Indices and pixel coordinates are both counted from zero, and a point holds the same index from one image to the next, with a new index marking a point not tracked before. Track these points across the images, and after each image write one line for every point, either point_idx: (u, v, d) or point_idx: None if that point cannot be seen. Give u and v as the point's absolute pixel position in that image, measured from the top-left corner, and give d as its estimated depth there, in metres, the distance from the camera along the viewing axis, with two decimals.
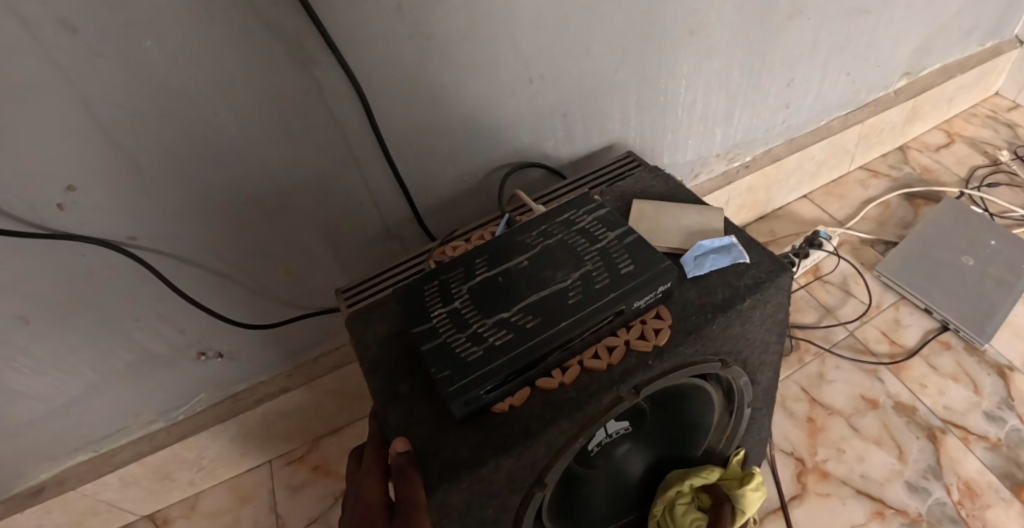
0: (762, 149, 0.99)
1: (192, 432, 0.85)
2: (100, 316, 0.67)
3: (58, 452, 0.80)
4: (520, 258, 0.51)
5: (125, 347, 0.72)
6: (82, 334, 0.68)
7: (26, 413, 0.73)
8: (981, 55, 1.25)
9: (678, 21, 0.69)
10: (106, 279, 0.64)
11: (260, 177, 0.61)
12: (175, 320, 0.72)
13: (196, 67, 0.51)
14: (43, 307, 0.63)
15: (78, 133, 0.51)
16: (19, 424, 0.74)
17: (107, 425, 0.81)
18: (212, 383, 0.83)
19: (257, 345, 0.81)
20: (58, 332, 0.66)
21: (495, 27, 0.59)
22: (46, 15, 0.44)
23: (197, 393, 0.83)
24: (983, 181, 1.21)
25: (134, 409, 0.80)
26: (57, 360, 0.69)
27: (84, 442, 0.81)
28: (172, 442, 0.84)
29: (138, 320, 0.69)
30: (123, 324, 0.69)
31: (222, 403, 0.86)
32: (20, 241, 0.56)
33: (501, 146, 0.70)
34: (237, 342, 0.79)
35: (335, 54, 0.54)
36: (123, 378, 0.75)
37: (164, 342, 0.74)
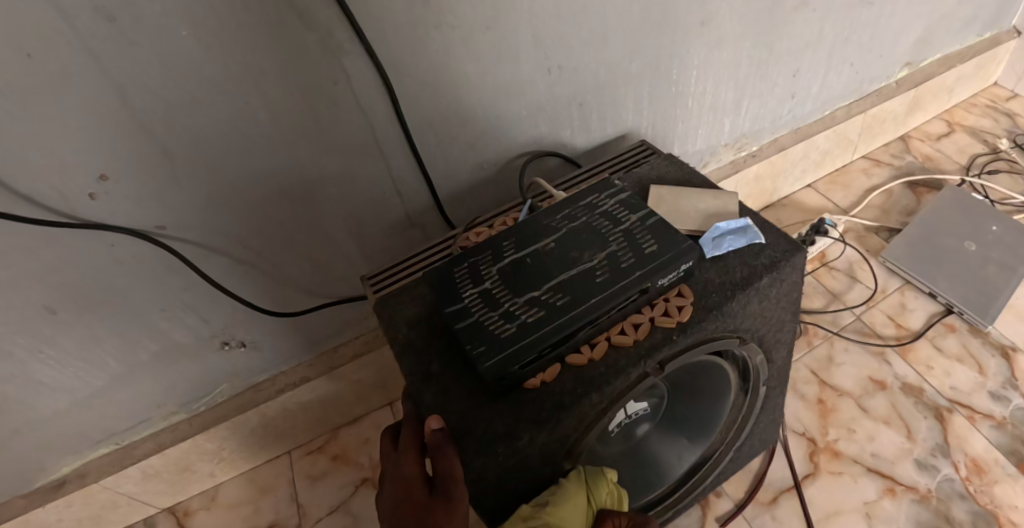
0: (768, 139, 1.01)
1: (213, 423, 0.86)
2: (129, 307, 0.69)
3: (81, 444, 0.81)
4: (546, 240, 0.53)
5: (150, 338, 0.73)
6: (109, 325, 0.69)
7: (51, 405, 0.74)
8: (980, 45, 1.28)
9: (691, 12, 0.71)
10: (136, 268, 0.65)
11: (288, 165, 0.63)
12: (200, 310, 0.73)
13: (228, 56, 0.52)
14: (72, 297, 0.64)
15: (112, 122, 0.52)
16: (44, 416, 0.75)
17: (130, 418, 0.82)
18: (233, 374, 0.85)
19: (279, 335, 0.83)
20: (86, 322, 0.68)
21: (516, 17, 0.61)
22: (87, 6, 0.45)
23: (218, 384, 0.85)
24: (984, 168, 1.23)
25: (157, 400, 0.82)
26: (84, 351, 0.70)
27: (107, 434, 0.82)
28: (193, 433, 0.85)
29: (164, 310, 0.71)
30: (148, 314, 0.71)
31: (243, 393, 0.87)
32: (52, 230, 0.58)
33: (520, 135, 0.72)
34: (259, 332, 0.81)
35: (362, 44, 0.56)
36: (147, 369, 0.77)
37: (190, 332, 0.75)
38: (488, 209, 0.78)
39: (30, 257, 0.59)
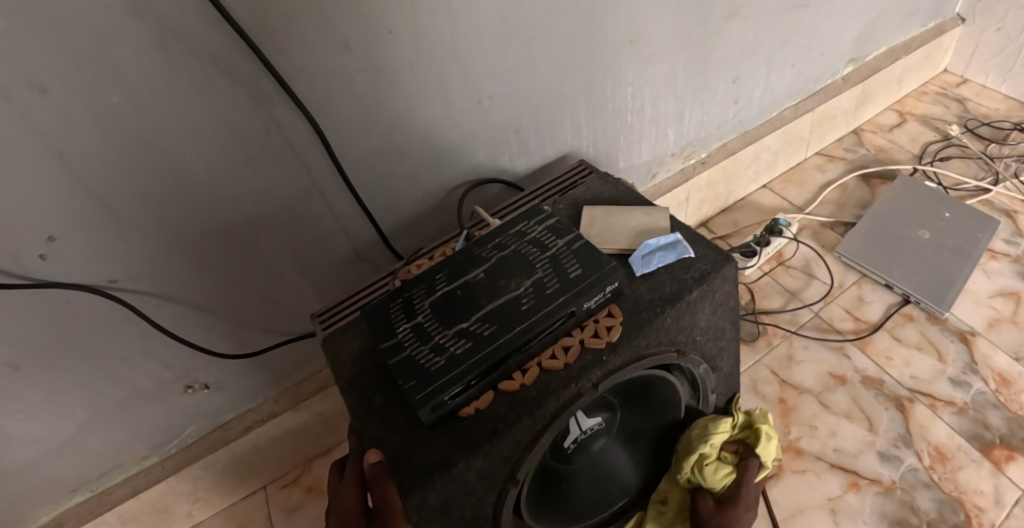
0: (716, 145, 1.03)
1: (185, 464, 0.86)
2: (86, 357, 0.69)
3: (56, 494, 0.82)
4: (476, 270, 0.55)
5: (113, 386, 0.74)
6: (69, 377, 0.70)
7: (20, 459, 0.74)
8: (925, 35, 1.34)
9: (620, 32, 0.74)
10: (93, 320, 0.66)
11: (230, 212, 0.64)
12: (160, 355, 0.74)
13: (160, 115, 0.54)
14: (29, 354, 0.65)
15: (54, 185, 0.54)
16: (12, 470, 0.75)
17: (102, 465, 0.82)
18: (201, 415, 0.85)
19: (241, 374, 0.84)
20: (45, 377, 0.68)
21: (443, 53, 0.63)
22: (17, 79, 0.46)
23: (187, 425, 0.85)
24: (936, 155, 1.28)
25: (126, 446, 0.82)
26: (47, 405, 0.71)
27: (82, 482, 0.83)
28: (166, 475, 0.86)
29: (125, 358, 0.72)
30: (110, 363, 0.71)
31: (213, 432, 0.88)
32: (3, 292, 0.58)
33: (460, 164, 0.73)
34: (222, 372, 0.81)
35: (289, 95, 0.57)
36: (113, 416, 0.77)
37: (152, 377, 0.76)
38: (435, 237, 0.79)
39: None
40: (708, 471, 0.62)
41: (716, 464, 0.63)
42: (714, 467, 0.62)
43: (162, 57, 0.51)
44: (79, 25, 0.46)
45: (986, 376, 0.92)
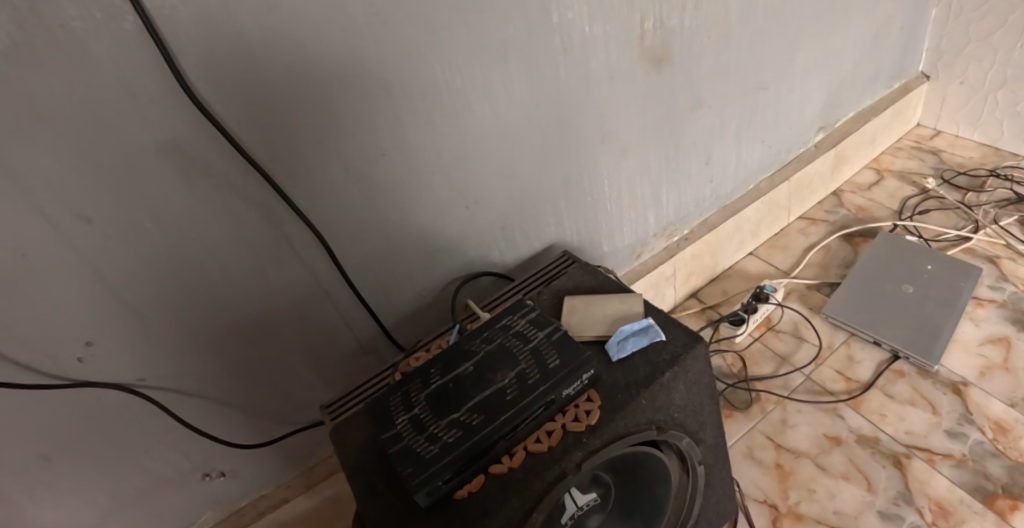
0: (698, 222, 1.10)
1: None
2: (114, 450, 0.75)
3: None
4: (467, 362, 0.60)
5: (137, 477, 0.79)
6: (97, 469, 0.75)
7: None
8: (892, 95, 1.43)
9: (591, 133, 0.83)
10: (122, 415, 0.72)
11: (245, 314, 0.72)
12: (181, 447, 0.80)
13: (186, 235, 0.62)
14: (63, 449, 0.71)
15: (94, 298, 0.62)
16: None
17: None
18: (217, 502, 0.90)
19: (255, 462, 0.89)
20: (75, 471, 0.74)
21: (431, 168, 0.71)
22: (69, 213, 0.55)
23: (202, 513, 0.90)
24: (916, 209, 1.33)
25: None
26: (74, 499, 0.76)
27: None
28: None
29: (149, 449, 0.77)
30: (135, 455, 0.77)
31: (227, 520, 0.92)
32: (44, 393, 0.65)
33: (453, 262, 0.80)
34: (237, 462, 0.87)
35: (297, 215, 0.65)
36: (136, 507, 0.82)
37: (172, 468, 0.81)
38: (433, 327, 0.85)
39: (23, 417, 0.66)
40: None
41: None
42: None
43: (190, 187, 0.60)
44: (121, 167, 0.56)
45: (982, 425, 0.93)
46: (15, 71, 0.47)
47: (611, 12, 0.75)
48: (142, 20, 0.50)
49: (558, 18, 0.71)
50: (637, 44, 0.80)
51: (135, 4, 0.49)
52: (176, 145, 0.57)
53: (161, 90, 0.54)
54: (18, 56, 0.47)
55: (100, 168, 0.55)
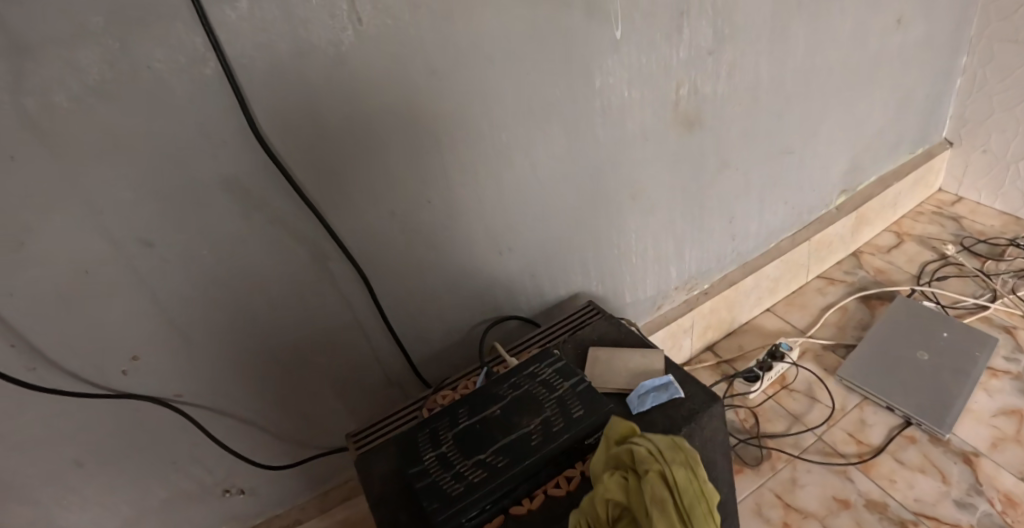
0: (718, 277, 1.16)
1: None
2: (139, 459, 0.78)
3: None
4: (494, 406, 0.64)
5: (162, 486, 0.82)
6: (125, 479, 0.79)
7: None
8: (915, 160, 1.47)
9: (622, 192, 0.88)
10: (153, 428, 0.76)
11: (284, 341, 0.76)
12: (206, 463, 0.83)
13: (236, 265, 0.67)
14: (96, 454, 0.75)
15: (145, 315, 0.66)
16: None
17: None
18: (233, 518, 0.93)
19: (273, 483, 0.93)
20: (104, 478, 0.77)
21: (470, 218, 0.76)
22: (134, 238, 0.60)
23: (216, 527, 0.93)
24: (934, 275, 1.35)
25: None
26: (95, 506, 0.79)
27: None
28: None
29: (176, 462, 0.81)
30: (163, 467, 0.80)
31: None
32: (87, 401, 0.70)
33: (484, 305, 0.84)
34: (257, 480, 0.91)
35: (344, 254, 0.70)
36: (155, 517, 0.85)
37: (194, 481, 0.85)
38: (459, 366, 0.89)
39: (65, 421, 0.70)
40: (668, 462, 0.51)
41: (678, 465, 0.51)
42: (676, 479, 0.50)
43: (246, 221, 0.64)
44: (182, 199, 0.60)
45: (992, 497, 0.93)
46: (102, 105, 0.52)
47: (648, 81, 0.81)
48: (222, 67, 0.55)
49: (599, 84, 0.76)
50: (671, 109, 0.86)
51: (219, 54, 0.54)
52: (238, 182, 0.62)
53: (231, 130, 0.59)
54: (106, 95, 0.52)
55: (164, 197, 0.59)
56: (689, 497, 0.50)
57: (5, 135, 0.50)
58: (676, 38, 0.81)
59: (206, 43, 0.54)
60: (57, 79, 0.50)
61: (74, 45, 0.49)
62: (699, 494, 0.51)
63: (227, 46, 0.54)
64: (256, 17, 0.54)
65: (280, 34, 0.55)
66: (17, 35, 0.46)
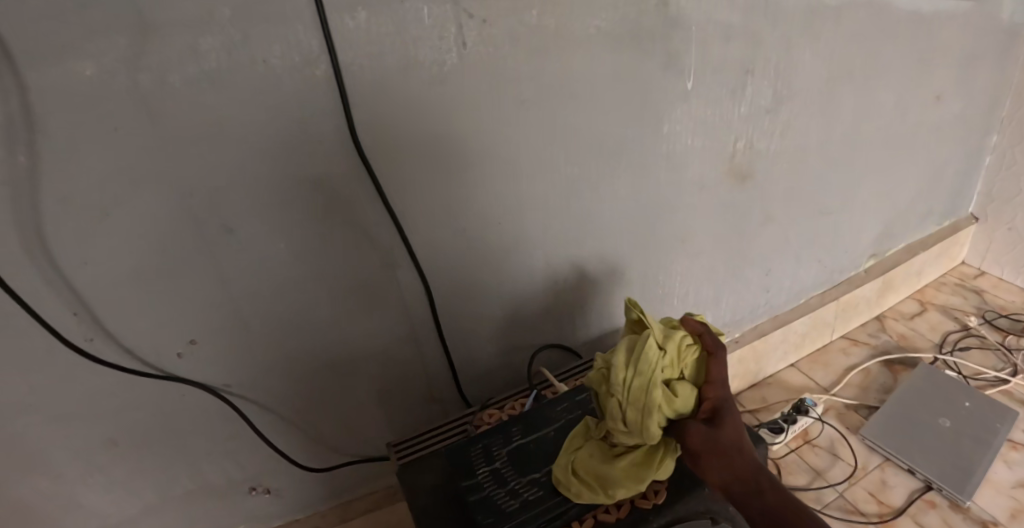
0: (749, 327, 1.20)
1: None
2: (176, 447, 0.84)
3: None
4: (548, 428, 0.68)
5: (189, 476, 0.87)
6: (158, 461, 0.84)
7: None
8: (942, 231, 1.51)
9: (673, 232, 0.92)
10: (196, 418, 0.81)
11: (340, 345, 0.78)
12: (236, 457, 0.88)
13: (309, 265, 0.71)
14: (134, 437, 0.80)
15: (210, 300, 0.71)
16: None
17: None
18: (256, 516, 0.97)
19: (297, 485, 0.95)
20: (139, 456, 0.82)
21: (534, 242, 0.79)
22: (218, 223, 0.66)
23: (238, 523, 0.97)
24: (956, 345, 1.37)
25: None
26: (128, 482, 0.84)
27: None
28: None
29: (208, 454, 0.86)
30: (194, 458, 0.86)
31: None
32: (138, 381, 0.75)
33: (533, 333, 0.87)
34: (284, 481, 0.94)
35: (415, 264, 0.73)
36: (181, 505, 0.90)
37: (226, 476, 0.89)
38: (501, 390, 0.91)
39: (113, 395, 0.76)
40: (626, 397, 0.56)
41: (634, 406, 0.55)
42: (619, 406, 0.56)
43: (325, 224, 0.68)
44: (270, 193, 0.65)
45: None
46: (213, 91, 0.58)
47: (710, 132, 0.89)
48: (332, 70, 0.60)
49: (667, 129, 0.83)
50: (728, 161, 0.94)
51: (332, 56, 0.59)
52: (326, 183, 0.65)
53: (330, 133, 0.63)
54: (215, 83, 0.58)
55: (254, 188, 0.64)
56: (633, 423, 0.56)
57: (117, 106, 0.56)
58: (740, 94, 0.89)
59: (321, 47, 0.59)
60: (176, 60, 0.56)
61: (199, 33, 0.55)
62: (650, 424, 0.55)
63: (341, 53, 0.59)
64: (372, 30, 0.59)
65: (391, 48, 0.60)
66: (145, 16, 0.53)
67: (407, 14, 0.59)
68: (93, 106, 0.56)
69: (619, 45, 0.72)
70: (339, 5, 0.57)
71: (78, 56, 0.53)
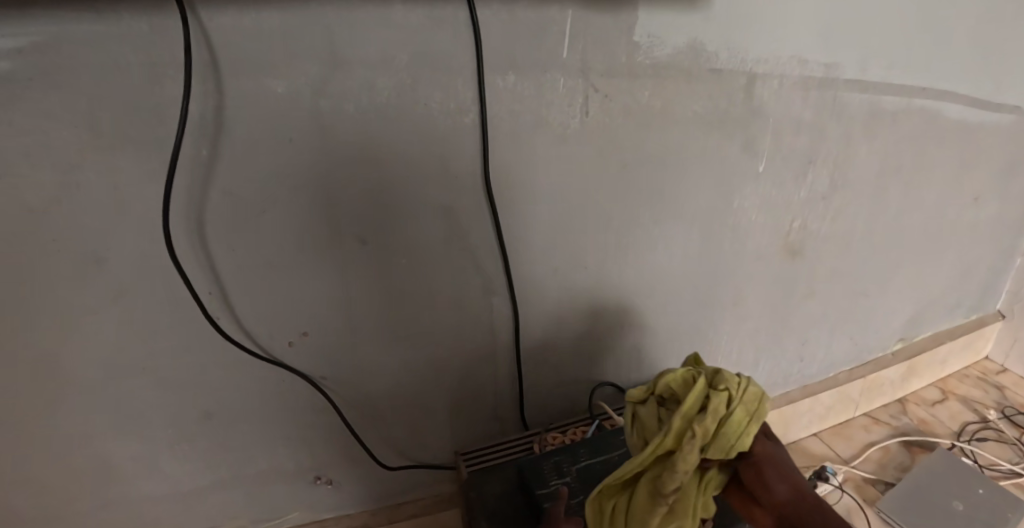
0: (779, 392, 1.29)
1: None
2: (259, 428, 0.93)
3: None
4: (612, 453, 0.78)
5: (264, 458, 0.96)
6: (241, 438, 0.93)
7: (156, 491, 0.95)
8: (970, 324, 1.58)
9: (726, 296, 1.05)
10: (288, 402, 0.91)
11: (432, 355, 0.90)
12: (311, 446, 0.97)
13: (422, 281, 0.82)
14: (227, 409, 0.89)
15: (329, 299, 0.81)
16: (146, 499, 0.96)
17: (210, 519, 1.02)
18: (311, 504, 1.05)
19: (354, 481, 1.03)
20: (226, 430, 0.92)
21: (611, 286, 0.93)
22: (354, 236, 0.77)
23: (293, 510, 1.05)
24: (974, 435, 1.43)
25: (233, 512, 1.02)
26: (208, 453, 0.93)
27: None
28: None
29: (286, 439, 0.95)
30: (274, 441, 0.95)
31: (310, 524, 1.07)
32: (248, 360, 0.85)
33: (592, 367, 1.00)
34: (345, 475, 1.02)
35: (511, 292, 0.87)
36: (248, 482, 0.99)
37: (296, 463, 0.98)
38: (555, 417, 1.01)
39: (221, 370, 0.85)
40: (738, 398, 0.60)
41: (740, 409, 0.60)
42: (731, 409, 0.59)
43: (445, 251, 0.81)
44: (403, 213, 0.76)
45: None
46: (377, 121, 0.70)
47: (772, 209, 1.01)
48: (479, 119, 0.73)
49: (736, 204, 0.96)
50: (784, 237, 1.05)
51: (481, 107, 0.72)
52: (453, 212, 0.78)
53: (465, 170, 0.76)
54: (382, 116, 0.70)
55: (391, 208, 0.76)
56: (731, 428, 0.59)
57: (297, 122, 0.68)
58: (801, 179, 1.01)
59: (474, 98, 0.72)
60: (355, 92, 0.68)
61: (378, 72, 0.68)
62: (742, 434, 0.60)
63: (489, 106, 0.73)
64: (516, 90, 0.73)
65: (528, 108, 0.75)
66: (339, 55, 0.66)
67: (548, 84, 0.74)
68: (278, 119, 0.68)
69: (709, 128, 0.87)
70: (495, 67, 0.71)
71: (275, 77, 0.65)
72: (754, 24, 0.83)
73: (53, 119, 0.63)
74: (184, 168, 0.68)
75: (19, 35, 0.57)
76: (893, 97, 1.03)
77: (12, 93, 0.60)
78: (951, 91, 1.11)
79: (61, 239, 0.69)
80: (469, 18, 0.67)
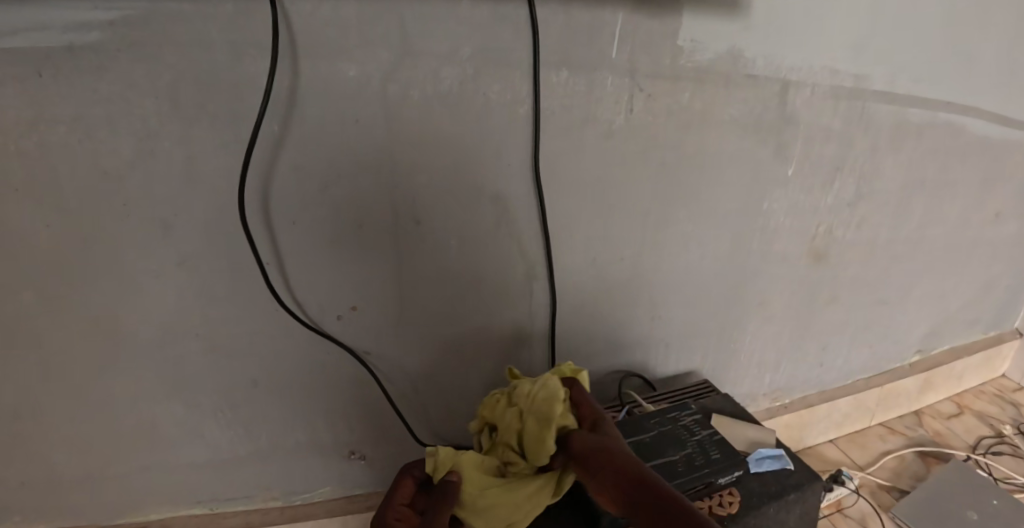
0: (797, 396, 1.31)
1: (303, 516, 1.05)
2: (299, 401, 0.95)
3: (183, 500, 1.00)
4: (643, 434, 0.82)
5: (302, 431, 0.98)
6: (280, 410, 0.95)
7: (191, 456, 0.96)
8: (988, 340, 1.61)
9: (752, 296, 1.09)
10: (330, 375, 0.93)
11: (471, 335, 0.94)
12: (350, 421, 0.99)
13: (468, 262, 0.87)
14: (273, 380, 0.92)
15: (380, 275, 0.86)
16: (180, 464, 0.97)
17: (238, 490, 1.02)
18: (341, 482, 1.07)
19: (385, 461, 1.06)
20: (268, 401, 0.94)
21: (644, 278, 0.97)
22: (410, 216, 0.82)
23: (323, 485, 1.06)
24: (989, 449, 1.45)
25: (266, 484, 1.03)
26: (246, 423, 0.95)
27: (207, 497, 1.01)
28: (283, 520, 1.04)
29: (327, 414, 0.97)
30: (315, 414, 0.97)
31: (339, 499, 1.08)
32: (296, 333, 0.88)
33: (621, 358, 1.04)
34: (379, 452, 1.05)
35: (550, 278, 0.91)
36: (281, 456, 1.00)
37: (333, 440, 1.01)
38: None
39: (270, 341, 0.88)
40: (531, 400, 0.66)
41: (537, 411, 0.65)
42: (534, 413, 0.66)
43: (491, 235, 0.86)
44: (456, 195, 0.81)
45: None
46: (439, 108, 0.76)
47: (799, 212, 1.04)
48: (533, 111, 0.79)
49: (766, 206, 1.00)
50: (810, 240, 1.09)
51: (535, 100, 0.78)
52: (504, 199, 0.84)
53: (516, 157, 0.81)
54: (444, 103, 0.76)
55: (445, 189, 0.81)
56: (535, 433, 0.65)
57: (366, 105, 0.74)
58: (827, 188, 1.05)
59: (529, 92, 0.77)
60: (421, 81, 0.74)
61: (443, 63, 0.73)
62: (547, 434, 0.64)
63: (542, 99, 0.78)
64: (567, 86, 0.79)
65: (578, 102, 0.80)
66: (409, 45, 0.72)
67: (597, 80, 0.79)
68: (347, 101, 0.73)
69: (744, 130, 0.91)
70: (550, 63, 0.76)
71: (350, 63, 0.71)
72: (789, 35, 0.88)
73: (137, 89, 0.68)
74: (257, 142, 0.73)
75: (115, 8, 0.63)
76: (919, 110, 1.07)
77: (103, 62, 0.65)
78: (976, 108, 1.15)
79: (132, 202, 0.74)
80: (529, 16, 0.73)
